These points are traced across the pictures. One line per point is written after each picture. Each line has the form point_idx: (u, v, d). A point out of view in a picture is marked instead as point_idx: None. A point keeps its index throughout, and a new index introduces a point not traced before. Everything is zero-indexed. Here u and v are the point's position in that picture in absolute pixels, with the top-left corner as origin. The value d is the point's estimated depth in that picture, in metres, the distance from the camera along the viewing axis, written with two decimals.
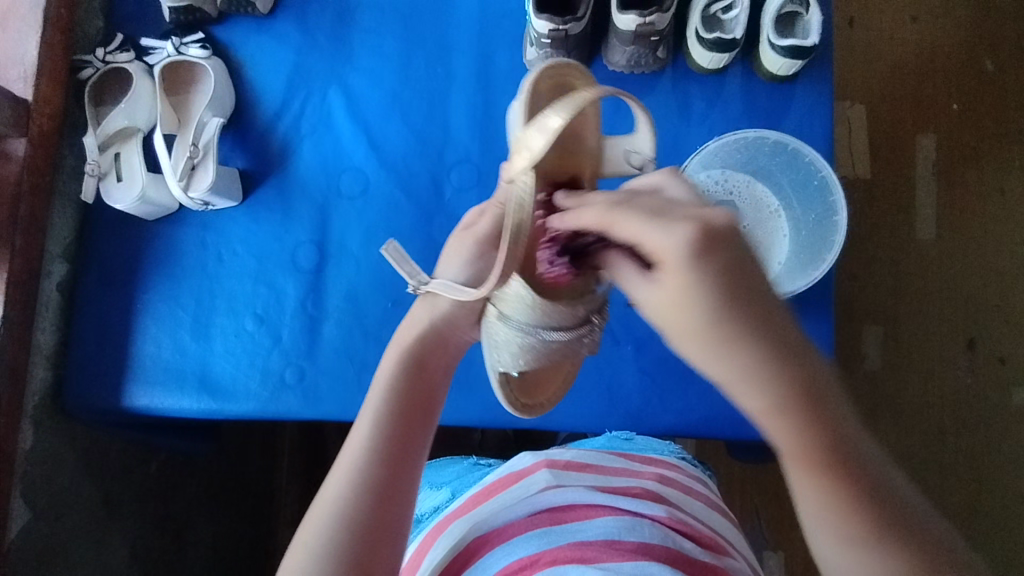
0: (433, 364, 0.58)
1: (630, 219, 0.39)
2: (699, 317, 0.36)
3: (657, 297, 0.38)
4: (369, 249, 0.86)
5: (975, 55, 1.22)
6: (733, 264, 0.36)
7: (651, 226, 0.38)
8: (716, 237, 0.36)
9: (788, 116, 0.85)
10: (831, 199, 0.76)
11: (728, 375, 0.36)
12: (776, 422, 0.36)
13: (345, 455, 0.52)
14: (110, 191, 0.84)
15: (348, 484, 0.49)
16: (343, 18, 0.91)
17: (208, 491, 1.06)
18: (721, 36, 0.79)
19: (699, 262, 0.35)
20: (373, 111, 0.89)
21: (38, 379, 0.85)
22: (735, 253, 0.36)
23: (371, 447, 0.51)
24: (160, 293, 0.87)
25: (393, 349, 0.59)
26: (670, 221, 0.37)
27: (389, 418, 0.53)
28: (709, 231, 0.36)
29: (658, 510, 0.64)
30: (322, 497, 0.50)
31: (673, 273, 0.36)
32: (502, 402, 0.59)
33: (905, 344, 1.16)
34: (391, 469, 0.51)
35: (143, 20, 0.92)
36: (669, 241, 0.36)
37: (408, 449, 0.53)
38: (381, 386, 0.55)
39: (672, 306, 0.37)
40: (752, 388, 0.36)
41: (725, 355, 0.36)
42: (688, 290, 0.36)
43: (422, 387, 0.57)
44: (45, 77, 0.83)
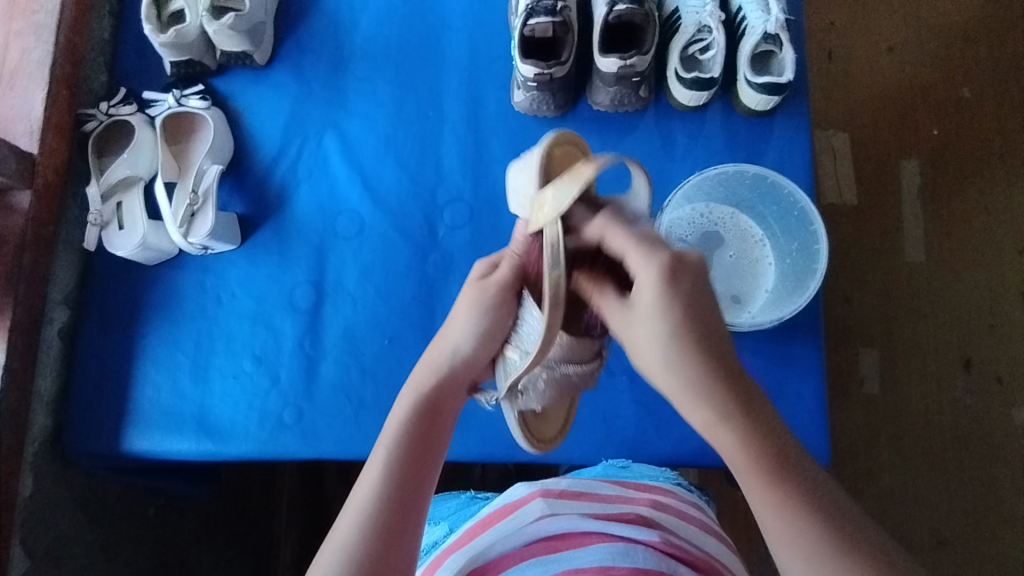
0: (447, 407, 0.56)
1: (621, 238, 0.50)
2: (658, 334, 0.46)
3: (634, 309, 0.48)
4: (365, 287, 0.88)
5: (952, 83, 1.26)
6: (694, 295, 0.47)
7: (634, 251, 0.49)
8: (683, 266, 0.47)
9: (769, 149, 0.88)
10: (811, 228, 0.77)
11: (678, 379, 0.46)
12: (718, 436, 0.45)
13: (352, 504, 0.51)
14: (112, 239, 0.87)
15: (356, 528, 0.49)
16: (337, 67, 0.95)
17: (209, 533, 1.05)
18: (699, 75, 0.83)
19: (670, 286, 0.46)
20: (368, 155, 0.92)
21: (39, 426, 0.85)
22: (695, 286, 0.47)
23: (378, 493, 0.50)
24: (160, 338, 0.88)
25: (407, 393, 0.57)
26: (652, 250, 0.48)
27: (397, 464, 0.52)
28: (677, 267, 0.47)
29: (652, 535, 0.64)
30: (325, 546, 0.49)
31: (647, 293, 0.47)
32: (519, 441, 0.62)
33: (901, 366, 1.17)
34: (397, 517, 0.50)
35: (147, 75, 0.96)
36: (650, 265, 0.47)
37: (414, 492, 0.52)
38: (390, 432, 0.54)
39: (644, 320, 0.47)
40: (695, 405, 0.46)
41: (675, 359, 0.46)
42: (660, 305, 0.46)
43: (431, 428, 0.55)
44: (50, 131, 0.86)
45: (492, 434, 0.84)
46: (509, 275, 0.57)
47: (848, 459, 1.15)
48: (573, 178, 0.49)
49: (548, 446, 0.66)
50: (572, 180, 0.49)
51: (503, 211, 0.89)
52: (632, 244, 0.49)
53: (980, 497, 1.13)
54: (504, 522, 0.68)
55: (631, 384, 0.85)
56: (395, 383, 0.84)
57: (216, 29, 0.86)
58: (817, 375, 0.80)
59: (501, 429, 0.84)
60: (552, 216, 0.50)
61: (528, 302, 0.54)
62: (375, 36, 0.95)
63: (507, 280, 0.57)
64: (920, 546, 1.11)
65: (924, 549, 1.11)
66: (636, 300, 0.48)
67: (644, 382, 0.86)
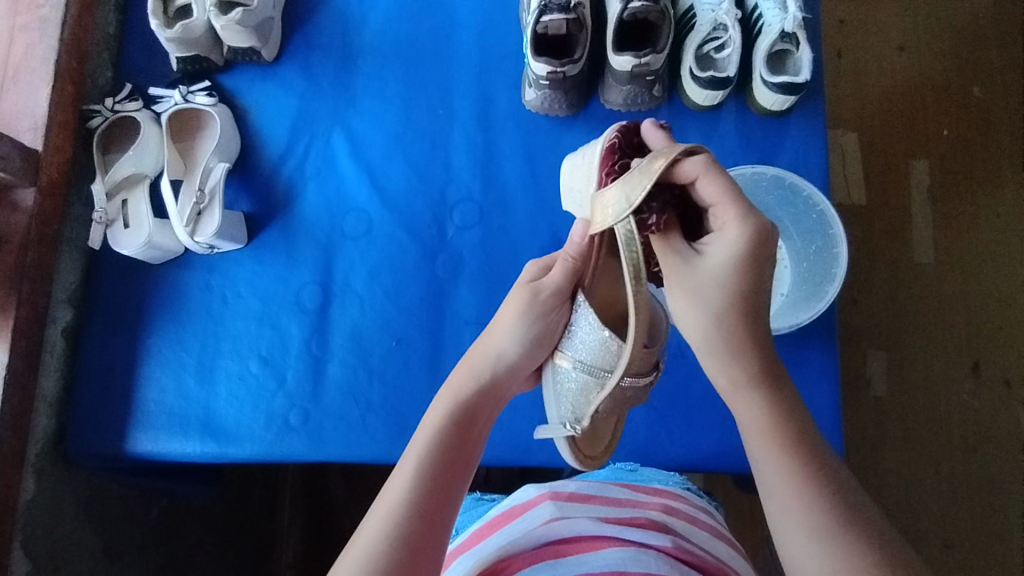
0: (482, 414, 0.56)
1: (718, 187, 0.48)
2: (720, 298, 0.49)
3: (701, 271, 0.49)
4: (373, 288, 0.87)
5: (962, 83, 1.25)
6: (761, 268, 0.48)
7: (730, 203, 0.48)
8: (766, 241, 0.48)
9: (784, 149, 0.86)
10: (830, 232, 0.77)
11: (725, 344, 0.49)
12: (743, 394, 0.49)
13: (383, 500, 0.50)
14: (117, 238, 0.85)
15: (382, 532, 0.48)
16: (345, 64, 0.93)
17: (210, 534, 1.04)
18: (715, 75, 0.82)
19: (749, 252, 0.47)
20: (376, 153, 0.91)
21: (42, 427, 0.84)
22: (766, 260, 0.48)
23: (412, 493, 0.50)
24: (166, 337, 0.87)
25: (445, 396, 0.57)
26: (748, 216, 0.47)
27: (431, 464, 0.51)
28: (759, 241, 0.47)
29: (664, 540, 0.63)
30: (354, 541, 0.48)
31: (725, 255, 0.48)
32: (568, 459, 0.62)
33: (910, 369, 1.16)
34: (424, 519, 0.49)
35: (152, 70, 0.94)
36: (738, 236, 0.47)
37: (444, 499, 0.50)
38: (423, 435, 0.54)
39: (708, 281, 0.49)
40: (726, 365, 0.50)
41: (732, 326, 0.49)
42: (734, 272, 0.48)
43: (465, 435, 0.54)
44: (54, 128, 0.85)
45: (501, 437, 0.83)
46: (562, 280, 0.57)
47: (856, 463, 1.14)
48: (641, 174, 0.48)
49: (598, 460, 0.65)
50: (638, 176, 0.48)
51: (514, 211, 0.87)
52: (729, 189, 0.48)
53: (988, 502, 1.12)
54: (512, 525, 0.68)
55: None
56: (404, 384, 0.83)
57: (223, 25, 0.84)
58: (830, 379, 0.79)
59: (510, 432, 0.83)
60: (619, 214, 0.49)
61: (582, 306, 0.57)
62: (384, 32, 0.94)
63: (559, 285, 0.57)
64: (929, 551, 1.10)
65: (933, 555, 1.10)
66: (703, 259, 0.49)
67: (655, 386, 0.84)
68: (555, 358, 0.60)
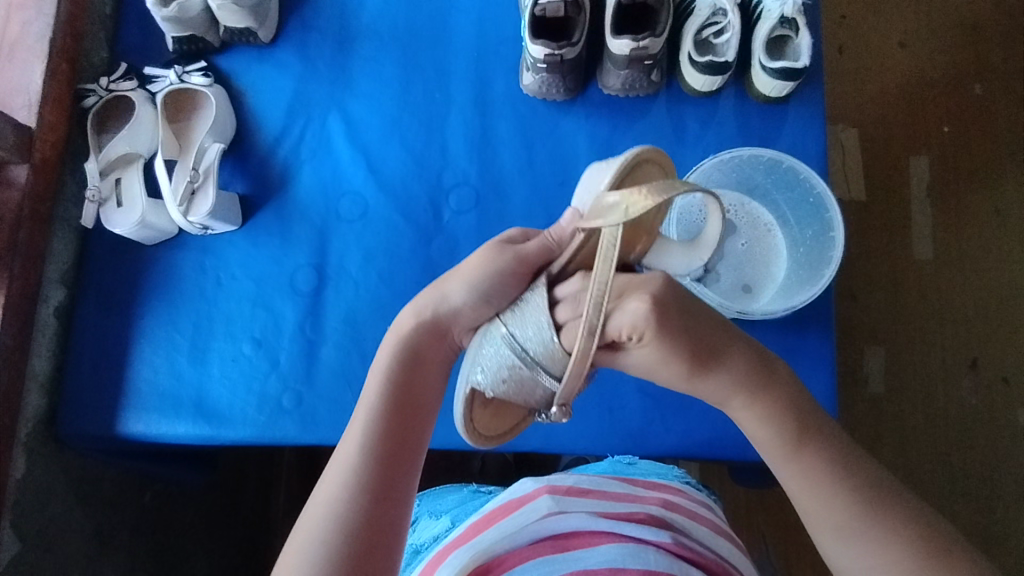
0: (426, 369, 0.57)
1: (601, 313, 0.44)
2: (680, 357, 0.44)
3: (639, 359, 0.46)
4: (368, 271, 0.86)
5: (964, 80, 1.25)
6: (682, 325, 0.43)
7: (616, 307, 0.44)
8: (667, 301, 0.43)
9: (782, 137, 0.86)
10: (827, 216, 0.74)
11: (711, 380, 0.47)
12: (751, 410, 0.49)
13: (345, 449, 0.51)
14: (110, 217, 0.85)
15: (344, 486, 0.49)
16: (342, 47, 0.93)
17: (203, 520, 1.04)
18: (713, 60, 0.81)
19: (660, 327, 0.42)
20: (373, 136, 0.90)
21: (33, 406, 0.84)
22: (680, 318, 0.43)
23: (369, 444, 0.51)
24: (158, 317, 0.87)
25: (383, 350, 0.57)
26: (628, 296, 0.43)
27: (385, 413, 0.53)
28: (658, 304, 0.43)
29: (663, 536, 0.62)
30: (316, 497, 0.49)
31: (649, 337, 0.43)
32: (458, 423, 0.57)
33: (907, 365, 1.16)
34: (387, 471, 0.50)
35: (146, 49, 0.94)
36: (630, 320, 0.43)
37: (404, 446, 0.52)
38: (376, 383, 0.54)
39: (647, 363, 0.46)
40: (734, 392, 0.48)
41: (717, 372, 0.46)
42: (663, 354, 0.44)
43: (415, 382, 0.55)
44: (49, 105, 0.84)
45: None
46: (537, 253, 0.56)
47: None
48: (651, 190, 0.44)
49: (488, 444, 0.60)
50: (649, 192, 0.44)
51: (510, 195, 0.87)
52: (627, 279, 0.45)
53: (988, 501, 1.11)
54: (508, 519, 0.67)
55: (638, 375, 0.83)
56: None
57: (220, 4, 0.84)
58: (827, 369, 0.78)
59: None
60: (612, 220, 0.44)
61: (539, 286, 0.53)
62: (382, 15, 0.93)
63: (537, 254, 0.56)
64: None
65: None
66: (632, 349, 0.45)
67: (650, 373, 0.83)
68: (493, 322, 0.55)
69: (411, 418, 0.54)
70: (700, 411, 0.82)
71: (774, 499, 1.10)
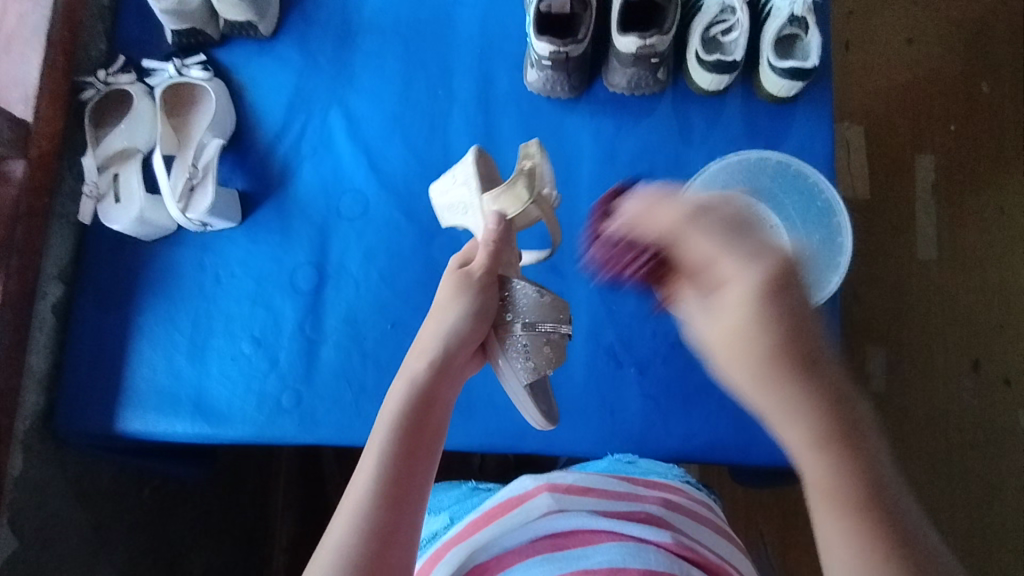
0: (441, 399, 0.56)
1: (702, 238, 0.48)
2: (761, 362, 0.45)
3: (713, 315, 0.47)
4: (369, 269, 0.85)
5: (970, 77, 1.23)
6: (792, 305, 0.45)
7: (726, 252, 0.47)
8: (789, 280, 0.45)
9: (790, 137, 0.85)
10: (836, 220, 0.75)
11: (777, 404, 0.44)
12: (814, 457, 0.44)
13: (352, 491, 0.51)
14: (108, 213, 0.84)
15: (349, 531, 0.49)
16: (344, 41, 0.91)
17: (202, 515, 1.04)
18: (721, 58, 0.79)
19: (762, 293, 0.45)
20: (374, 132, 0.89)
21: (30, 404, 0.83)
22: (792, 298, 0.45)
23: (375, 489, 0.50)
24: (155, 316, 0.86)
25: (400, 383, 0.57)
26: (747, 256, 0.46)
27: (392, 456, 0.52)
28: (776, 277, 0.45)
29: (664, 535, 0.62)
30: (324, 541, 0.49)
31: (732, 296, 0.46)
32: (535, 417, 0.64)
33: (909, 366, 1.15)
34: (394, 512, 0.50)
35: (145, 42, 0.92)
36: (744, 272, 0.45)
37: (411, 487, 0.52)
38: (384, 423, 0.54)
39: (729, 324, 0.46)
40: (792, 423, 0.44)
41: (780, 393, 0.44)
42: (742, 319, 0.45)
43: (425, 422, 0.55)
44: (46, 98, 0.83)
45: (495, 422, 0.81)
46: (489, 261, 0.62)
47: None
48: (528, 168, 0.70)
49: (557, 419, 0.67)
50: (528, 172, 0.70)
51: None
52: (655, 206, 0.53)
53: (988, 503, 1.11)
54: (508, 516, 0.66)
55: (640, 377, 0.82)
56: (396, 368, 0.81)
57: None
58: None
59: (505, 418, 0.81)
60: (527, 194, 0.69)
61: (518, 283, 0.61)
62: (384, 9, 0.92)
63: (487, 266, 0.61)
64: None
65: None
66: (716, 296, 0.48)
67: (653, 375, 0.83)
68: (499, 334, 0.61)
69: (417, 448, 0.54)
70: (703, 414, 0.81)
71: (774, 498, 1.10)
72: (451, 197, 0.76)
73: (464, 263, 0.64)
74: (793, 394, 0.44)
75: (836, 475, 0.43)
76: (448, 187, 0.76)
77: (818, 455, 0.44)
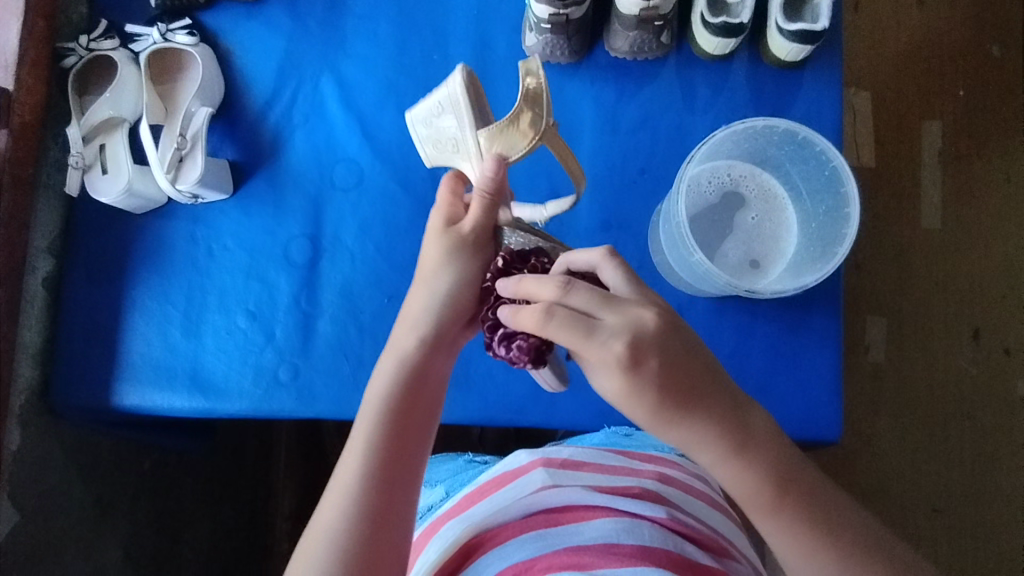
0: (431, 379, 0.56)
1: (579, 304, 0.45)
2: (670, 424, 0.44)
3: (609, 389, 0.44)
4: (364, 241, 0.83)
5: (982, 40, 1.19)
6: (672, 360, 0.43)
7: (595, 314, 0.44)
8: (652, 337, 0.43)
9: (797, 103, 0.82)
10: (842, 190, 0.72)
11: (685, 440, 0.45)
12: (723, 470, 0.46)
13: (339, 478, 0.52)
14: (95, 184, 0.82)
15: (338, 519, 0.50)
16: (335, 4, 0.88)
17: (202, 487, 1.04)
18: (728, 20, 0.76)
19: (648, 355, 0.42)
20: (368, 100, 0.86)
21: (25, 379, 0.83)
22: (668, 353, 0.43)
23: (361, 479, 0.51)
24: (150, 289, 0.85)
25: (389, 362, 0.56)
26: (610, 318, 0.44)
27: (380, 444, 0.52)
28: (647, 331, 0.43)
29: (658, 511, 0.62)
30: (313, 527, 0.51)
31: (613, 376, 0.43)
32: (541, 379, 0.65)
33: (910, 337, 1.14)
34: (381, 502, 0.51)
35: (127, 6, 0.89)
36: (613, 338, 0.43)
37: (399, 476, 0.52)
38: (372, 406, 0.54)
39: (625, 401, 0.44)
40: (699, 449, 0.45)
41: (687, 435, 0.44)
42: (632, 395, 0.43)
43: (414, 407, 0.54)
44: (26, 65, 0.81)
45: (494, 395, 0.81)
46: (482, 214, 0.56)
47: (852, 429, 1.13)
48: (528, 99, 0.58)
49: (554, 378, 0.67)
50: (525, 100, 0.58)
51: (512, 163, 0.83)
52: (534, 292, 0.47)
53: (983, 471, 1.11)
54: (503, 491, 0.66)
55: None
56: None
57: None
58: (831, 345, 0.77)
59: (504, 391, 0.81)
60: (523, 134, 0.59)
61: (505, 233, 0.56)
62: None
63: (481, 222, 0.56)
64: (918, 517, 1.10)
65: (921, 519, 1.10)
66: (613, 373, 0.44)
67: None
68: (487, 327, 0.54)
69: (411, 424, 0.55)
70: None
71: None
72: (436, 130, 0.63)
73: (449, 221, 0.58)
74: (696, 416, 0.44)
75: (740, 478, 0.46)
76: (432, 117, 0.63)
77: (727, 470, 0.46)
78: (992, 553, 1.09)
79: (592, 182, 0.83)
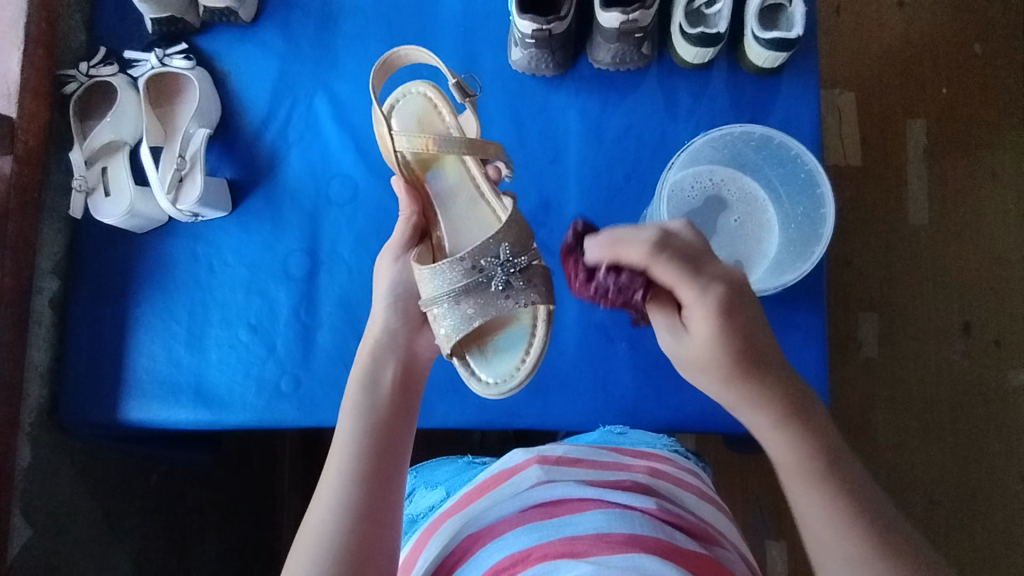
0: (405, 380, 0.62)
1: (667, 269, 0.48)
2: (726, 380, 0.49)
3: (688, 343, 0.50)
4: (360, 254, 0.86)
5: (963, 40, 1.22)
6: (750, 321, 0.48)
7: (686, 283, 0.47)
8: (736, 296, 0.47)
9: (776, 108, 0.85)
10: (819, 191, 0.75)
11: (744, 399, 0.49)
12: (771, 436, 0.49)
13: (333, 475, 0.56)
14: (99, 207, 0.85)
15: (335, 514, 0.53)
16: (326, 24, 0.91)
17: (209, 497, 1.06)
18: (705, 31, 0.78)
19: (727, 322, 0.47)
20: (360, 117, 0.89)
21: (34, 397, 0.85)
22: (750, 312, 0.48)
23: (353, 473, 0.55)
24: (153, 306, 0.87)
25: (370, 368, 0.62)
26: (705, 280, 0.47)
27: (367, 441, 0.57)
28: (733, 293, 0.47)
29: (648, 502, 0.65)
30: (309, 523, 0.54)
31: (703, 324, 0.47)
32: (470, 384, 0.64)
33: (900, 330, 1.17)
34: (376, 494, 0.55)
35: (124, 32, 0.92)
36: (706, 298, 0.47)
37: (389, 470, 0.57)
38: (359, 408, 0.59)
39: (700, 347, 0.48)
40: (754, 411, 0.49)
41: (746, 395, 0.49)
42: (712, 345, 0.48)
43: (395, 407, 0.61)
44: (28, 93, 0.84)
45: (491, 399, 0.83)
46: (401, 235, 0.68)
47: (846, 423, 1.15)
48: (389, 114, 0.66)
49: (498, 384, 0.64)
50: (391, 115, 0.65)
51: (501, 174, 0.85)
52: (624, 240, 0.50)
53: (976, 460, 1.13)
54: (499, 489, 0.68)
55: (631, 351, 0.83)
56: None
57: None
58: (818, 341, 0.79)
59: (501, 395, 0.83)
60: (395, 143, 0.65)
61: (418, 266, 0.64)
62: None
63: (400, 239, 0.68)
64: (913, 508, 1.12)
65: (917, 509, 1.12)
66: (689, 328, 0.49)
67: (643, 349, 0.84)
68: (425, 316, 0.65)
69: (399, 429, 0.59)
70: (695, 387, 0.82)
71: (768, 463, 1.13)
72: None
73: None
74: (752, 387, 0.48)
75: (787, 448, 0.49)
76: None
77: (780, 437, 0.49)
78: (988, 541, 1.11)
79: (580, 189, 0.85)
